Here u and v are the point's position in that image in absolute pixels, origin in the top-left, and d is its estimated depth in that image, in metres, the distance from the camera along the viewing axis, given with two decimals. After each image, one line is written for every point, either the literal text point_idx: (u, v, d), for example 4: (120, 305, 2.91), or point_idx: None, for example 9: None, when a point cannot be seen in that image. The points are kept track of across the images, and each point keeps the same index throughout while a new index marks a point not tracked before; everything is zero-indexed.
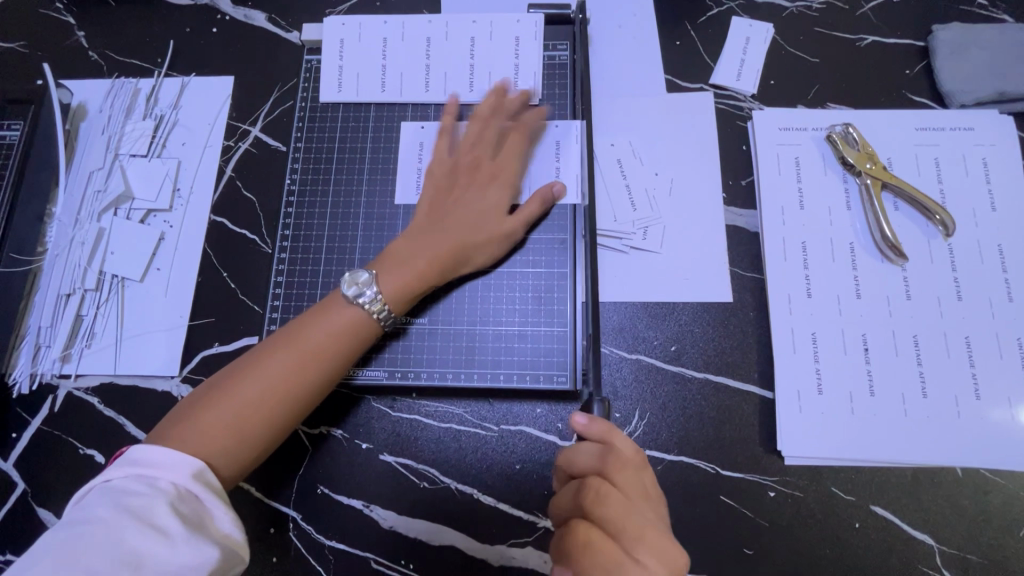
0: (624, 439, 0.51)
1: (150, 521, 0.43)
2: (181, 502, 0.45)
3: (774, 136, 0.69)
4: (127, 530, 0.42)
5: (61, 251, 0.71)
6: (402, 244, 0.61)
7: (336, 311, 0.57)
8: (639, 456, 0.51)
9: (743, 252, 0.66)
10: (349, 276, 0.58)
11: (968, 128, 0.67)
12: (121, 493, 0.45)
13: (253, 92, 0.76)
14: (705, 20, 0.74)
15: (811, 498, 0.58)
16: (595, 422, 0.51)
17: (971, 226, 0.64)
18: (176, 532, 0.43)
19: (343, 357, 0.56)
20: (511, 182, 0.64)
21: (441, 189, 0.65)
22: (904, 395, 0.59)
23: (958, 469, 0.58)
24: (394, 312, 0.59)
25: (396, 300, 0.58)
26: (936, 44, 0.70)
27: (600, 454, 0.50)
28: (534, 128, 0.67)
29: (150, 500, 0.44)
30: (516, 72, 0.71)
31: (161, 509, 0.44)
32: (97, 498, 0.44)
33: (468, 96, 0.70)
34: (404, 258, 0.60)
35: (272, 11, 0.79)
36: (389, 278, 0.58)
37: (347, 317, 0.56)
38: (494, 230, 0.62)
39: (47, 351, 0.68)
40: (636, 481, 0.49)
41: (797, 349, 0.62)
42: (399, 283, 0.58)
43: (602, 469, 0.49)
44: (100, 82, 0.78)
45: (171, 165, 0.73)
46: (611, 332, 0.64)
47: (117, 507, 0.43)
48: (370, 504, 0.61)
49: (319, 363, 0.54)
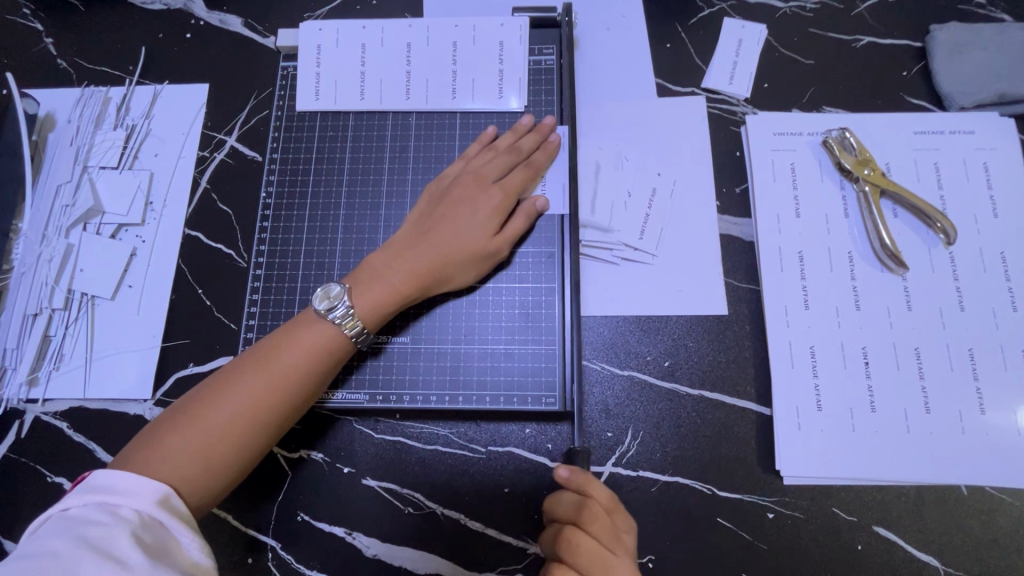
0: (603, 490, 0.49)
1: (107, 550, 0.39)
2: (144, 531, 0.42)
3: (768, 142, 0.66)
4: (84, 559, 0.38)
5: (27, 269, 0.67)
6: (380, 258, 0.58)
7: (308, 326, 0.54)
8: (616, 505, 0.49)
9: (739, 262, 0.63)
10: (321, 290, 0.55)
11: (968, 131, 0.65)
12: (78, 522, 0.41)
13: (229, 100, 0.73)
14: (695, 22, 0.72)
15: (811, 519, 0.56)
16: (575, 473, 0.49)
17: (973, 233, 0.62)
18: (137, 560, 0.39)
19: (319, 375, 0.53)
20: (499, 193, 0.61)
21: (426, 203, 0.62)
22: (907, 411, 0.57)
23: (964, 486, 0.56)
24: (369, 330, 0.56)
25: (370, 319, 0.56)
26: (933, 45, 0.68)
27: (580, 508, 0.48)
28: (526, 141, 0.64)
29: (110, 528, 0.41)
30: (500, 77, 0.68)
31: (121, 538, 0.40)
32: (51, 528, 0.41)
33: (451, 104, 0.68)
34: (379, 273, 0.57)
35: (248, 17, 0.76)
36: (365, 292, 0.56)
37: (315, 329, 0.54)
38: (480, 245, 0.59)
39: (12, 374, 0.65)
40: (616, 535, 0.47)
41: (795, 363, 0.59)
42: (370, 300, 0.56)
43: (579, 523, 0.47)
44: (69, 91, 0.74)
45: (143, 177, 0.70)
46: (602, 348, 0.62)
47: (73, 537, 0.40)
48: (352, 531, 0.59)
49: (290, 384, 0.52)
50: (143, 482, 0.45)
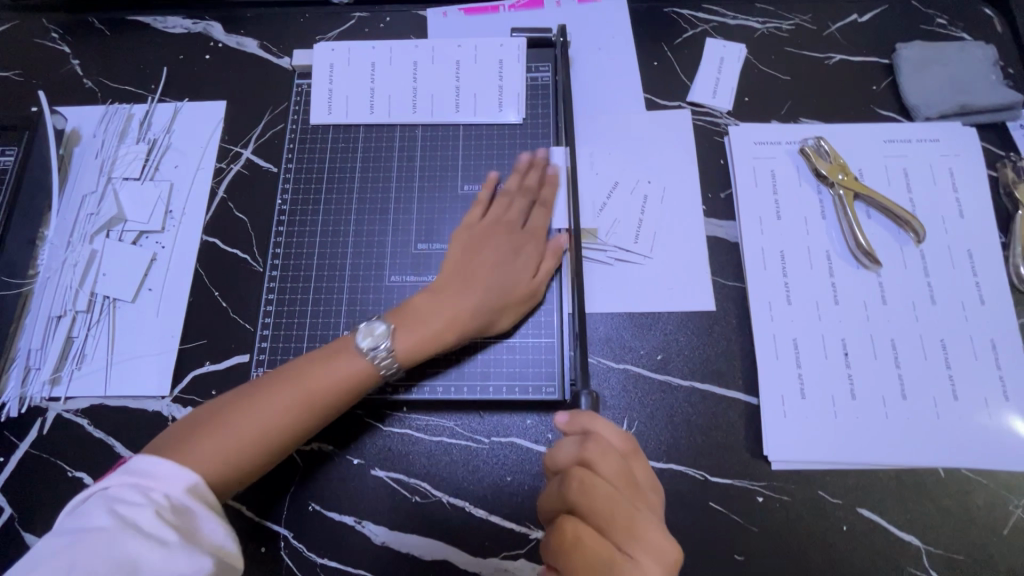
0: (607, 429, 0.52)
1: (145, 531, 0.43)
2: (176, 512, 0.45)
3: (749, 150, 0.71)
4: (123, 538, 0.42)
5: (53, 274, 0.71)
6: (422, 303, 0.60)
7: (353, 349, 0.58)
8: (626, 445, 0.51)
9: (725, 261, 0.68)
10: (365, 328, 0.58)
11: (933, 140, 0.70)
12: (117, 502, 0.44)
13: (245, 116, 0.78)
14: (680, 42, 0.78)
15: (799, 501, 0.59)
16: (575, 415, 0.52)
17: (941, 232, 0.66)
18: (171, 542, 0.43)
19: (352, 393, 0.57)
20: (530, 239, 0.65)
21: (458, 248, 0.64)
22: (885, 398, 0.61)
23: (941, 469, 0.59)
24: (403, 365, 0.59)
25: (409, 356, 0.58)
26: (899, 62, 0.74)
27: (581, 444, 0.50)
28: (529, 179, 0.68)
29: (145, 509, 0.44)
30: (500, 93, 0.73)
31: (155, 520, 0.43)
32: (94, 505, 0.44)
33: (455, 117, 0.73)
34: (420, 317, 0.59)
35: (263, 39, 0.82)
36: (406, 333, 0.58)
37: (360, 360, 0.57)
38: (524, 288, 0.63)
39: (36, 373, 0.68)
40: (623, 469, 0.49)
41: (780, 354, 0.63)
42: (411, 342, 0.58)
43: (585, 457, 0.49)
44: (95, 108, 0.79)
45: (164, 187, 0.75)
46: (599, 342, 0.65)
47: (113, 517, 0.43)
48: (361, 520, 0.61)
49: (323, 395, 0.55)
50: (178, 467, 0.48)
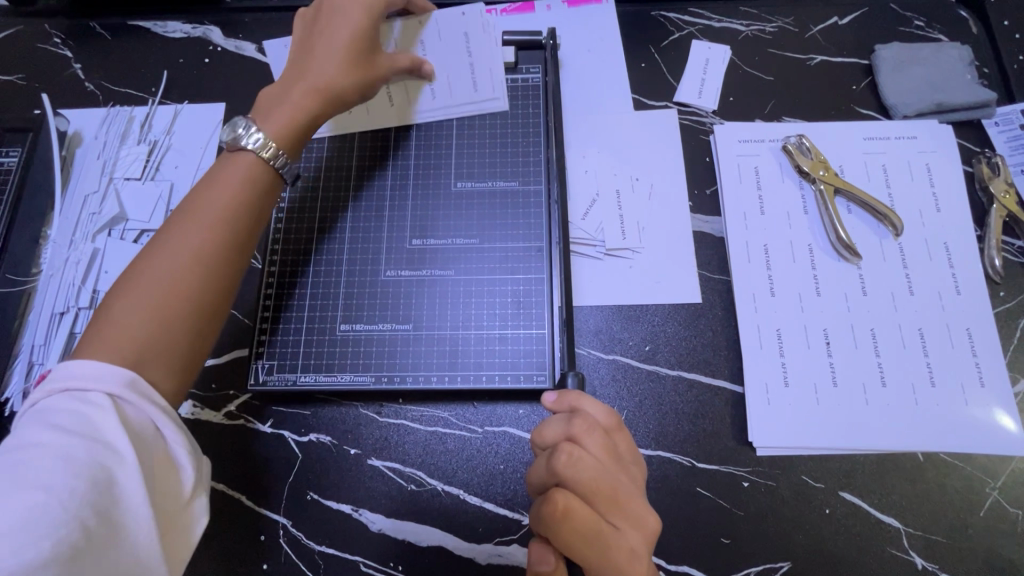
0: (592, 405, 0.54)
1: (94, 441, 0.42)
2: (123, 414, 0.44)
3: (734, 148, 0.73)
4: (70, 449, 0.41)
5: (55, 272, 0.73)
6: (300, 96, 0.62)
7: (234, 163, 0.57)
8: (611, 420, 0.53)
9: (711, 256, 0.70)
10: (227, 127, 0.58)
11: (911, 137, 0.72)
12: (54, 413, 0.43)
13: (244, 118, 0.80)
14: (667, 44, 0.80)
15: (782, 486, 0.61)
16: (563, 394, 0.55)
17: (919, 225, 0.68)
18: (124, 450, 0.42)
19: (260, 191, 0.57)
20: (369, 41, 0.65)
21: (364, 67, 0.65)
22: (865, 385, 0.63)
23: (920, 453, 0.61)
24: (286, 154, 0.60)
25: (291, 139, 0.60)
26: (879, 62, 0.76)
27: (568, 420, 0.52)
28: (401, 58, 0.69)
29: (89, 417, 0.42)
30: (472, 75, 0.74)
31: (104, 427, 0.42)
32: (33, 421, 0.43)
33: (432, 104, 0.75)
34: (284, 103, 0.61)
35: (262, 43, 0.84)
36: (276, 117, 0.60)
37: (263, 168, 0.57)
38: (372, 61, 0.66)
39: (39, 368, 0.69)
40: (608, 443, 0.51)
41: (764, 344, 0.65)
42: (283, 118, 0.60)
43: (571, 433, 0.51)
44: (96, 110, 0.81)
45: (164, 187, 0.76)
46: (588, 334, 0.67)
47: (55, 429, 0.42)
48: (359, 508, 0.63)
49: (240, 204, 0.55)
50: (106, 364, 0.45)
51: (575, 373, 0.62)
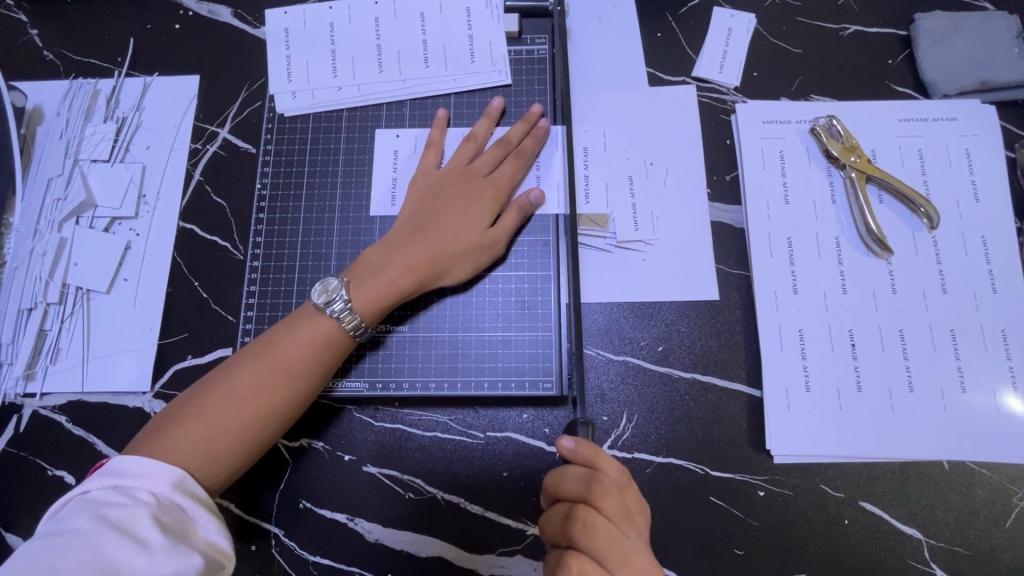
0: (608, 461, 0.50)
1: (128, 532, 0.41)
2: (162, 512, 0.44)
3: (757, 130, 0.67)
4: (104, 538, 0.41)
5: (21, 264, 0.67)
6: (399, 274, 0.57)
7: (309, 321, 0.55)
8: (623, 476, 0.50)
9: (730, 248, 0.65)
10: (319, 285, 0.56)
11: (951, 118, 0.66)
12: (98, 504, 0.43)
13: (220, 93, 0.73)
14: (686, 12, 0.73)
15: (800, 496, 0.58)
16: (581, 446, 0.50)
17: (955, 217, 0.63)
18: (156, 543, 0.42)
19: (316, 369, 0.54)
20: (491, 188, 0.62)
21: (424, 190, 0.63)
22: (892, 390, 0.59)
23: (945, 462, 0.58)
24: (366, 324, 0.56)
25: (370, 313, 0.56)
26: (917, 34, 0.69)
27: (585, 480, 0.49)
28: (480, 128, 0.66)
29: (129, 511, 0.42)
30: (471, 43, 0.69)
31: (141, 520, 0.42)
32: (75, 509, 0.43)
33: (425, 73, 0.69)
34: (378, 267, 0.57)
35: (237, 7, 0.76)
36: (361, 288, 0.56)
37: (339, 336, 0.55)
38: (476, 237, 0.60)
39: (8, 369, 0.64)
40: (622, 504, 0.49)
41: (785, 345, 0.61)
42: (374, 296, 0.56)
43: (588, 495, 0.48)
44: (57, 83, 0.74)
45: (135, 170, 0.70)
46: (597, 334, 0.63)
47: (95, 518, 0.42)
48: (354, 517, 0.60)
49: (292, 375, 0.52)
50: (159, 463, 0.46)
51: (586, 420, 0.55)
